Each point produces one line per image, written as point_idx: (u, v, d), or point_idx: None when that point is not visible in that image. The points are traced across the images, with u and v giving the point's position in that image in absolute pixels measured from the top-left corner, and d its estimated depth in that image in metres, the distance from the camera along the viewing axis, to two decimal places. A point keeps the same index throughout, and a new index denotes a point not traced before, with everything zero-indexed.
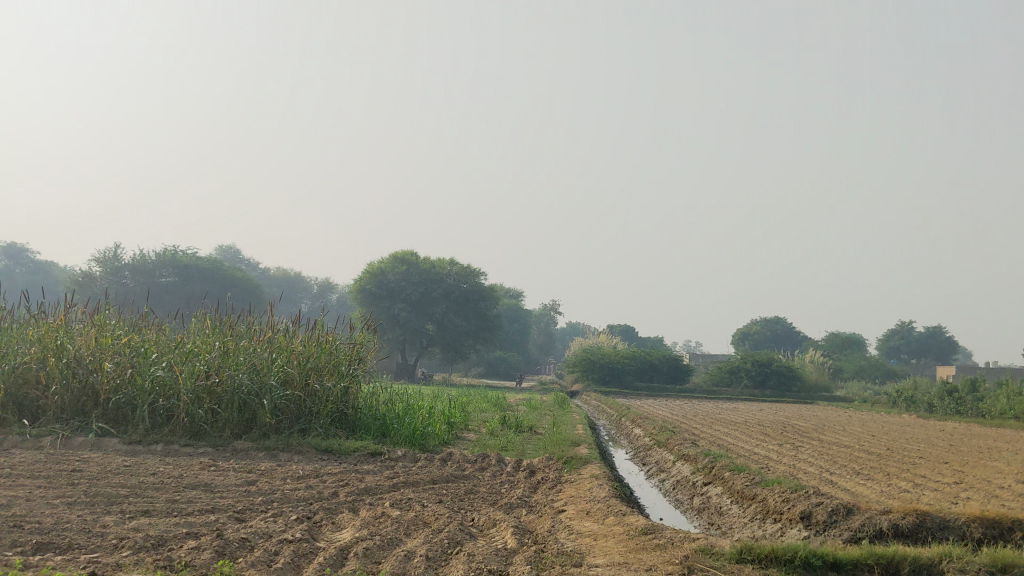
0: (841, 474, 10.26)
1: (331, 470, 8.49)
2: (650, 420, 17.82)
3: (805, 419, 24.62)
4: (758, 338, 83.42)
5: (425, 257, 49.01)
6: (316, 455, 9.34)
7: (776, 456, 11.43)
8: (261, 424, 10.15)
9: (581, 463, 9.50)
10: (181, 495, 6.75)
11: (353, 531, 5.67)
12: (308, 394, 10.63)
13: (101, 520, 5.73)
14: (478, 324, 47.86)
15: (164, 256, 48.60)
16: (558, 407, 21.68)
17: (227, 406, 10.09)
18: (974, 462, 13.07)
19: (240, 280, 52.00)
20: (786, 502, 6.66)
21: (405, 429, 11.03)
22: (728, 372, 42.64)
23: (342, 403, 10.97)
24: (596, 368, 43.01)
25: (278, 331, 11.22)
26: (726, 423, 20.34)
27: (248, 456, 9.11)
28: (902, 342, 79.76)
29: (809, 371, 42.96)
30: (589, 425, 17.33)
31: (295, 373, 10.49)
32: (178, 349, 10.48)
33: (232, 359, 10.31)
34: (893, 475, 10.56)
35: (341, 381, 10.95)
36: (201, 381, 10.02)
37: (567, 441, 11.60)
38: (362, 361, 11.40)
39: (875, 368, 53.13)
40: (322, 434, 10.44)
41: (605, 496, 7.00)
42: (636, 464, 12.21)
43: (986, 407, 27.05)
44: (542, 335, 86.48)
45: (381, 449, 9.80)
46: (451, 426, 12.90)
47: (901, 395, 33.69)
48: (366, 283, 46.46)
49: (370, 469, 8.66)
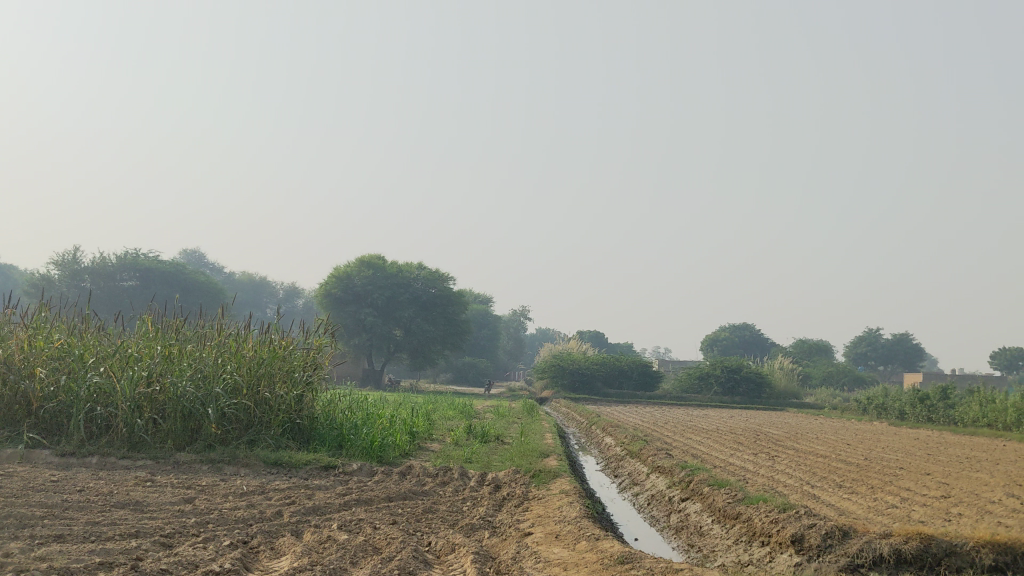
0: (822, 488, 9.75)
1: (279, 485, 7.83)
2: (620, 427, 17.22)
3: (777, 426, 24.15)
4: (728, 345, 83.20)
5: (392, 261, 48.28)
6: (264, 469, 8.68)
7: (753, 468, 10.91)
8: (206, 435, 9.43)
9: (550, 476, 8.89)
10: (105, 516, 6.04)
11: (292, 560, 5.01)
12: (258, 403, 9.95)
13: (5, 547, 5.04)
14: (446, 329, 47.21)
15: (124, 259, 47.52)
16: (526, 414, 21.07)
17: (170, 416, 9.36)
18: (957, 473, 12.61)
19: (201, 284, 50.96)
20: (776, 523, 6.07)
21: (362, 440, 10.38)
22: (698, 379, 42.24)
23: (295, 412, 10.29)
24: (565, 374, 42.52)
25: (229, 335, 10.53)
26: (698, 431, 19.82)
27: (190, 470, 8.41)
28: (870, 349, 80.04)
29: (779, 378, 42.63)
30: (558, 434, 16.73)
31: (245, 381, 9.78)
32: (118, 354, 9.70)
33: (176, 365, 9.60)
34: (878, 489, 10.05)
35: (295, 390, 10.25)
36: (142, 389, 9.29)
37: (535, 451, 11.00)
38: (316, 367, 10.75)
39: (844, 375, 52.97)
40: (272, 446, 9.75)
41: (576, 517, 6.41)
42: (607, 476, 11.58)
43: (959, 415, 26.72)
44: (512, 341, 85.78)
45: (335, 463, 9.14)
46: (413, 436, 12.26)
47: (871, 402, 33.38)
48: (331, 287, 45.55)
49: (321, 484, 8.00)
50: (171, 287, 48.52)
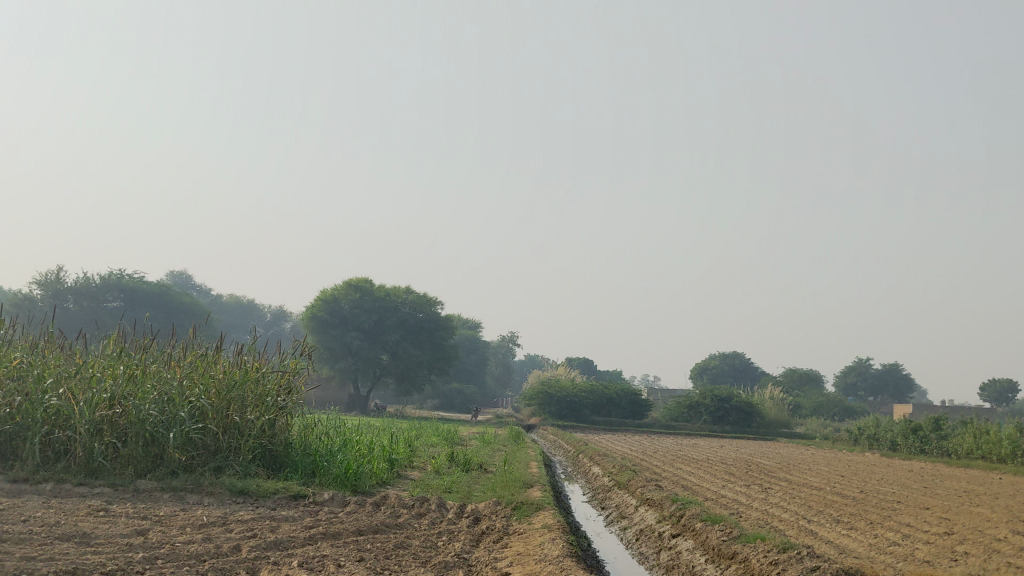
0: (819, 523, 9.30)
1: (243, 517, 7.32)
2: (608, 456, 16.71)
3: (767, 456, 23.65)
4: (717, 373, 82.86)
5: (380, 284, 47.79)
6: (229, 498, 8.16)
7: (745, 501, 10.47)
8: (170, 462, 8.90)
9: (533, 509, 8.40)
10: (42, 551, 5.54)
11: None
12: (228, 428, 9.45)
13: None
14: (433, 353, 46.67)
15: (109, 280, 47.08)
16: (512, 442, 20.58)
17: (131, 440, 8.81)
18: (957, 508, 12.15)
19: (186, 303, 50.44)
20: (775, 564, 5.62)
21: (336, 468, 9.90)
22: (688, 408, 41.73)
23: (267, 439, 9.80)
24: (552, 402, 42.00)
25: (199, 356, 10.07)
26: (688, 461, 19.33)
27: (151, 498, 7.89)
28: (859, 379, 79.66)
29: (769, 407, 42.14)
30: (543, 463, 16.23)
31: (213, 405, 9.30)
32: (80, 374, 9.17)
33: (140, 387, 9.10)
34: (877, 525, 9.60)
35: (266, 415, 9.79)
36: (102, 412, 8.78)
37: (518, 481, 10.51)
38: (291, 392, 10.31)
39: (834, 405, 52.54)
40: (240, 473, 9.23)
41: (558, 556, 5.92)
42: (593, 508, 11.09)
43: (952, 446, 26.27)
44: (501, 367, 85.32)
45: (305, 492, 8.65)
46: (392, 463, 11.77)
47: (863, 433, 32.91)
48: (318, 309, 44.95)
49: (289, 515, 7.50)
50: (156, 307, 48.04)
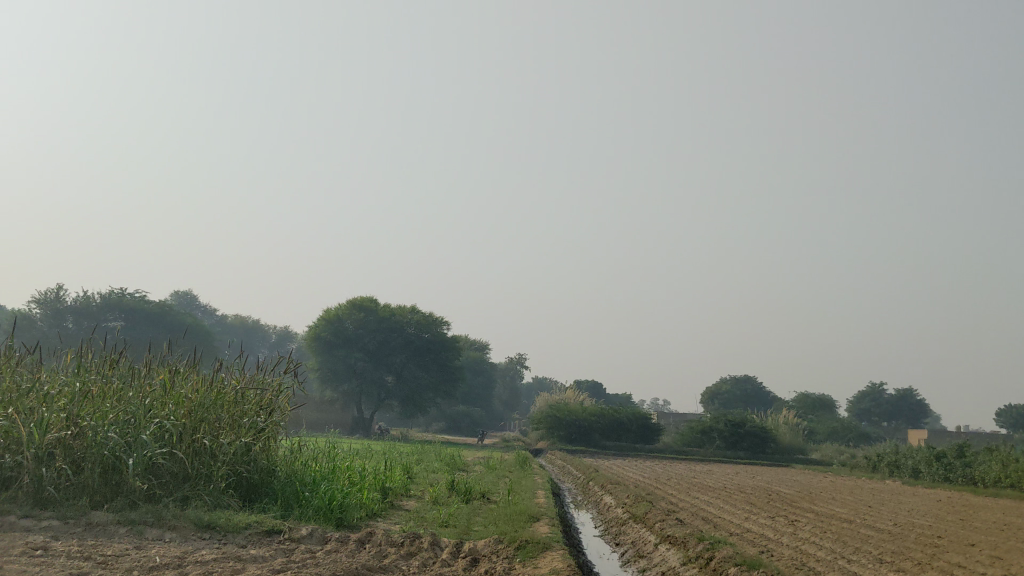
0: (862, 564, 8.22)
1: (202, 556, 6.34)
2: (620, 486, 15.59)
3: (788, 484, 22.54)
4: (727, 398, 81.79)
5: (384, 304, 46.61)
6: (193, 533, 7.16)
7: (778, 538, 9.39)
8: (130, 490, 7.88)
9: (540, 548, 7.40)
10: None
11: None
12: (196, 454, 8.42)
13: None
14: (438, 375, 45.58)
15: (109, 299, 46.23)
16: (518, 468, 19.60)
17: (88, 467, 7.81)
18: (1005, 544, 11.06)
19: (189, 322, 49.45)
20: None
21: (319, 498, 8.89)
22: (700, 433, 40.52)
23: (243, 465, 8.80)
24: (562, 425, 40.89)
25: (170, 372, 9.15)
26: (705, 490, 18.22)
27: (103, 533, 6.90)
28: (873, 405, 78.18)
29: (783, 432, 41.00)
30: (552, 492, 15.17)
31: (181, 427, 8.32)
32: (33, 390, 8.18)
33: (100, 410, 8.16)
34: (928, 566, 8.52)
35: (242, 438, 8.82)
36: (55, 434, 7.81)
37: (523, 514, 9.50)
38: (272, 413, 9.37)
39: (849, 431, 51.27)
40: (209, 504, 8.19)
41: None
42: (608, 545, 10.06)
43: (978, 474, 25.08)
44: (508, 391, 84.37)
45: (280, 526, 7.67)
46: (385, 493, 10.75)
47: (882, 459, 31.72)
48: (321, 330, 43.89)
49: (259, 554, 6.54)
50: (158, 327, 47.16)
